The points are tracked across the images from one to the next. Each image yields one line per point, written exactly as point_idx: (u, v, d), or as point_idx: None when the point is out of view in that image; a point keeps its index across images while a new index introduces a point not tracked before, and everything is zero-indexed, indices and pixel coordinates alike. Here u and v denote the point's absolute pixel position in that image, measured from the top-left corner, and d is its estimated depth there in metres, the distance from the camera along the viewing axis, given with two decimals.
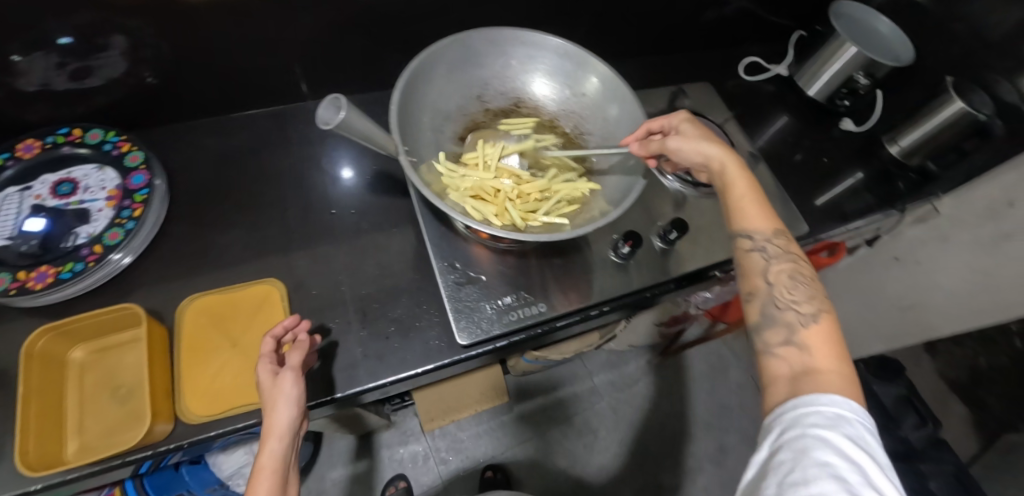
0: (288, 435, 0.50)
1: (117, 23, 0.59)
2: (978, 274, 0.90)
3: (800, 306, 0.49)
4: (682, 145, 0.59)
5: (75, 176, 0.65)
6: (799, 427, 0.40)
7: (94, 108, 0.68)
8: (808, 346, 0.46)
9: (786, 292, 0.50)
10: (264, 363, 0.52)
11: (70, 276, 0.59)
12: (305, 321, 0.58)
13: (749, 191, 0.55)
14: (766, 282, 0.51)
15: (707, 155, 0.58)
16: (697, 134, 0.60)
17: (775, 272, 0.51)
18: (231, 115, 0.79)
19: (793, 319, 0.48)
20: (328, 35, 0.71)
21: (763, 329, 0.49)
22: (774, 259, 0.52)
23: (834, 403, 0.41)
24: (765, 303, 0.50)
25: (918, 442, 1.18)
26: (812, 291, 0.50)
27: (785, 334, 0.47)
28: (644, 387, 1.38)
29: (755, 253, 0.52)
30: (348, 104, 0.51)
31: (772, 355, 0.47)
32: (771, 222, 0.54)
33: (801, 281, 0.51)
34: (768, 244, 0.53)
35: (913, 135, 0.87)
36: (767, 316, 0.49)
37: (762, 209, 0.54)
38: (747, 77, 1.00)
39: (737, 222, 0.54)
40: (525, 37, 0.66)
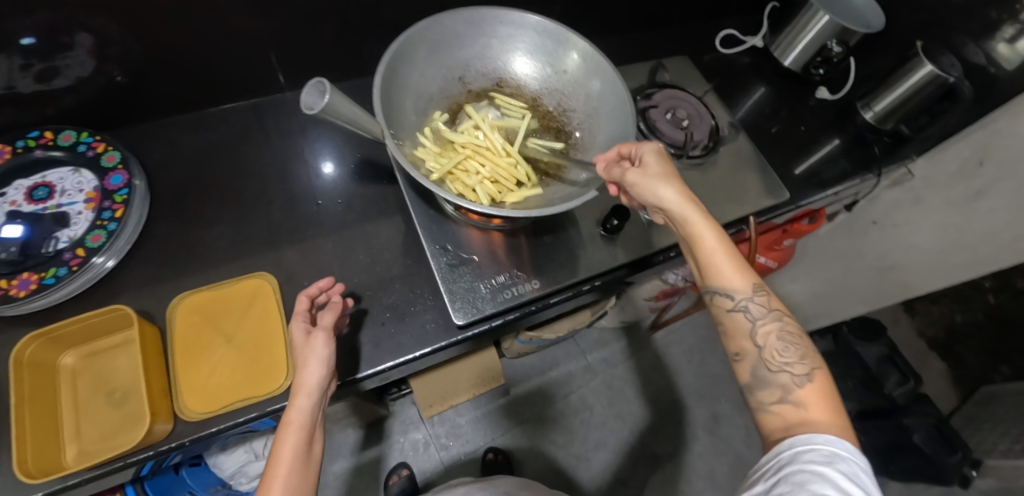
0: (317, 392, 0.53)
1: (83, 21, 0.57)
2: (951, 231, 0.93)
3: (792, 366, 0.49)
4: (646, 186, 0.54)
5: (50, 180, 0.63)
6: (794, 458, 0.43)
7: (64, 109, 0.66)
8: (804, 404, 0.47)
9: (776, 354, 0.50)
10: (298, 320, 0.56)
11: (55, 282, 0.58)
12: (338, 283, 0.60)
13: (723, 246, 0.53)
14: (755, 345, 0.51)
15: (673, 200, 0.54)
16: (666, 170, 0.55)
17: (762, 335, 0.51)
18: (207, 111, 0.77)
19: (787, 381, 0.48)
20: (302, 24, 0.70)
21: (755, 389, 0.50)
22: (759, 320, 0.51)
23: (829, 442, 0.43)
24: (757, 366, 0.50)
25: (901, 399, 1.22)
26: (804, 348, 0.50)
27: (780, 394, 0.48)
28: (637, 363, 1.41)
29: (738, 313, 0.52)
30: (332, 87, 0.50)
31: (768, 412, 0.49)
32: (751, 276, 0.52)
33: (791, 341, 0.50)
34: (750, 302, 0.52)
35: (887, 100, 0.89)
36: (758, 377, 0.50)
37: (738, 264, 0.53)
38: (724, 50, 1.01)
39: (715, 281, 0.53)
40: (504, 16, 0.66)
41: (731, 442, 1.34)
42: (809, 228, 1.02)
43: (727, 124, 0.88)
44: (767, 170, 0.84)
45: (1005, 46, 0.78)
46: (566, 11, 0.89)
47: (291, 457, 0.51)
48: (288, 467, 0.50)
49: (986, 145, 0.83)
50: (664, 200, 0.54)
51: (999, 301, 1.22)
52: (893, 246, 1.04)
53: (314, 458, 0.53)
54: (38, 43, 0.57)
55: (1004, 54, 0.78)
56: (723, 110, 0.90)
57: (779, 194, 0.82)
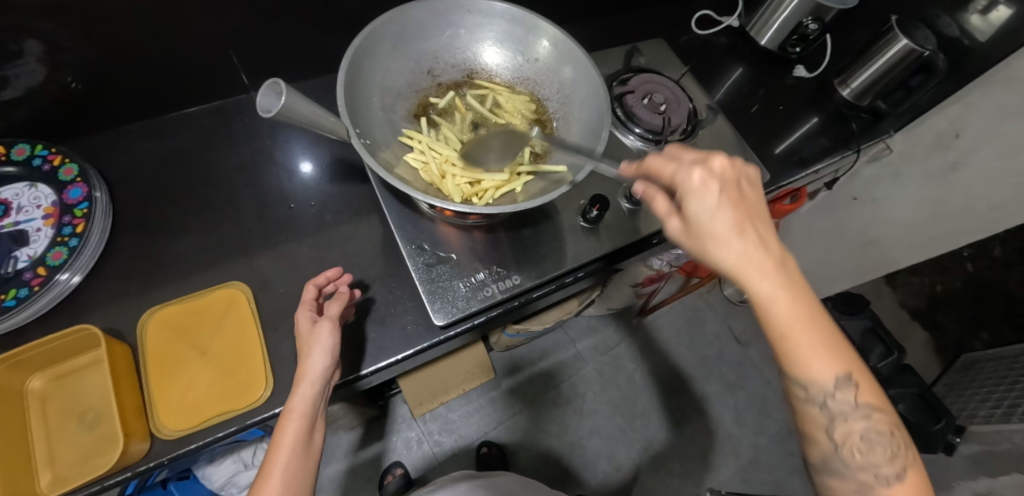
0: (321, 381, 0.51)
1: (28, 28, 0.54)
2: (930, 204, 0.94)
3: (875, 465, 0.44)
4: (700, 250, 0.44)
5: (5, 197, 0.60)
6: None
7: (16, 122, 0.63)
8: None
9: (857, 452, 0.45)
10: (305, 309, 0.54)
11: (15, 304, 0.55)
12: (347, 274, 0.59)
13: (803, 328, 0.43)
14: (830, 439, 0.46)
15: (736, 267, 0.43)
16: (731, 226, 0.43)
17: (841, 430, 0.45)
18: (170, 116, 0.74)
19: (869, 478, 0.44)
20: (263, 20, 0.67)
21: (829, 478, 0.46)
22: (839, 416, 0.45)
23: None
24: (832, 460, 0.46)
25: (885, 370, 1.26)
26: (894, 445, 0.44)
27: (858, 487, 0.44)
28: (627, 348, 1.42)
29: (815, 408, 0.45)
30: (289, 88, 0.48)
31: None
32: (837, 364, 0.43)
33: (876, 439, 0.45)
34: (834, 398, 0.44)
35: (863, 76, 0.88)
36: (832, 468, 0.45)
37: (824, 351, 0.43)
38: (700, 30, 1.00)
39: (789, 370, 0.45)
40: (471, 5, 0.64)
41: (723, 421, 1.36)
42: (791, 207, 1.02)
43: (705, 106, 0.87)
44: (746, 151, 0.83)
45: (978, 18, 0.77)
46: None
47: (291, 445, 0.50)
48: (289, 454, 0.50)
49: (961, 118, 0.83)
50: (722, 264, 0.43)
51: (977, 268, 1.22)
52: (873, 220, 1.05)
53: (315, 447, 0.53)
54: None
55: (976, 25, 0.78)
56: (701, 92, 0.89)
57: (760, 176, 0.81)
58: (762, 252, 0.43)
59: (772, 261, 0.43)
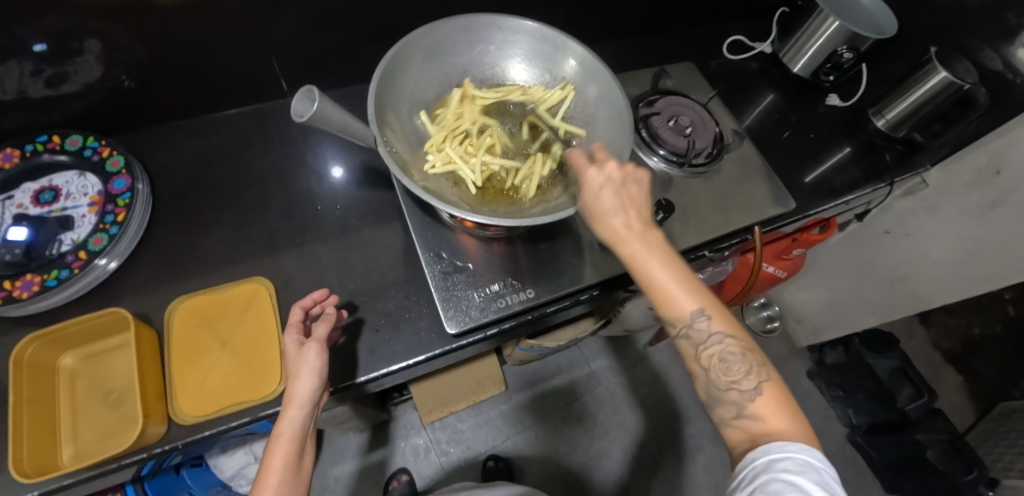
0: (309, 403, 0.52)
1: (90, 27, 0.59)
2: (965, 240, 0.91)
3: (741, 385, 0.45)
4: (589, 219, 0.50)
5: (56, 184, 0.64)
6: (773, 470, 0.40)
7: (71, 114, 0.68)
8: (762, 416, 0.44)
9: (723, 375, 0.46)
10: (291, 332, 0.55)
11: (57, 284, 0.58)
12: (334, 295, 0.60)
13: (663, 275, 0.46)
14: (701, 368, 0.47)
15: (611, 235, 0.48)
16: (611, 203, 0.48)
17: (708, 359, 0.47)
18: (210, 116, 0.78)
19: (737, 397, 0.45)
20: (303, 30, 0.71)
21: (713, 406, 0.47)
22: (704, 346, 0.46)
23: (801, 450, 0.41)
24: (709, 386, 0.47)
25: (915, 414, 1.20)
26: (751, 362, 0.46)
27: (737, 410, 0.45)
28: (643, 371, 1.39)
29: (684, 343, 0.47)
30: (321, 95, 0.51)
31: (728, 427, 0.46)
32: (696, 299, 0.46)
33: (738, 361, 0.46)
34: (696, 328, 0.46)
35: (898, 107, 0.86)
36: (712, 397, 0.47)
37: (682, 288, 0.47)
38: (731, 56, 1.00)
39: (659, 310, 0.48)
40: (501, 22, 0.66)
41: None
42: (819, 237, 1.00)
43: (732, 131, 0.86)
44: (774, 177, 0.82)
45: None
46: (569, 16, 0.89)
47: (280, 469, 0.50)
48: (279, 477, 0.50)
49: (1001, 154, 0.81)
50: (602, 237, 0.49)
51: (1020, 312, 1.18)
52: (906, 256, 1.02)
53: (304, 470, 0.53)
54: (48, 49, 0.59)
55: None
56: (729, 117, 0.89)
57: (786, 203, 0.80)
58: (632, 223, 0.48)
59: (638, 228, 0.48)
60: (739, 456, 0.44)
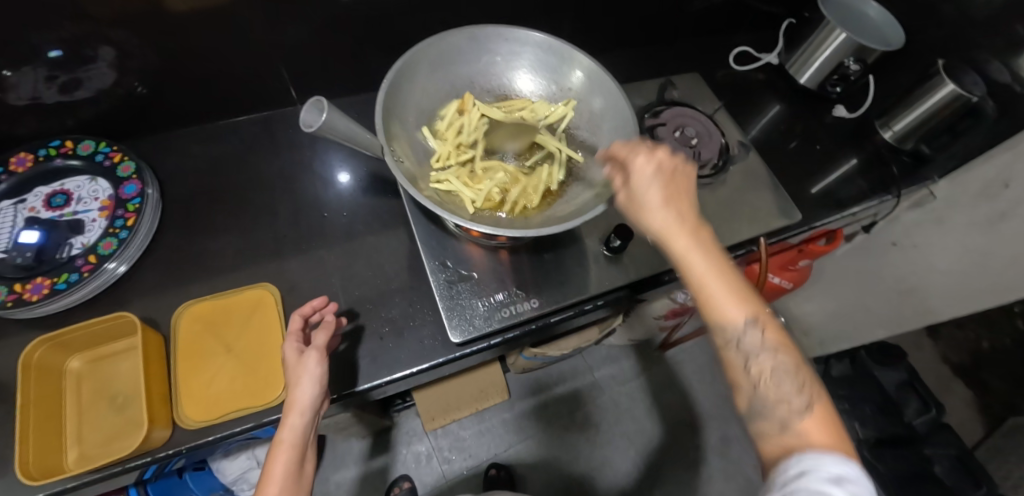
0: (310, 411, 0.52)
1: (104, 34, 0.60)
2: (973, 253, 0.88)
3: (788, 399, 0.42)
4: (634, 214, 0.50)
5: (68, 188, 0.65)
6: (808, 479, 0.37)
7: (84, 120, 0.69)
8: (807, 435, 0.40)
9: (770, 387, 0.43)
10: (291, 340, 0.55)
11: (66, 287, 0.59)
12: (332, 303, 0.60)
13: (713, 273, 0.46)
14: (747, 379, 0.45)
15: (659, 229, 0.48)
16: (659, 196, 0.49)
17: (755, 369, 0.44)
18: (220, 122, 0.79)
19: (785, 412, 0.42)
20: (312, 38, 0.71)
21: (755, 423, 0.43)
22: (751, 354, 0.44)
23: (839, 463, 0.38)
24: (751, 397, 0.44)
25: (922, 428, 1.20)
26: (801, 378, 0.44)
27: (780, 426, 0.41)
28: (647, 380, 1.38)
29: (730, 349, 0.45)
30: (330, 106, 0.52)
31: (770, 447, 0.42)
32: (744, 304, 0.45)
33: (786, 375, 0.44)
34: (746, 335, 0.44)
35: (906, 120, 0.87)
36: (755, 410, 0.43)
37: (731, 291, 0.45)
38: (738, 66, 1.00)
39: (706, 313, 0.46)
40: (508, 33, 0.66)
41: (743, 466, 1.30)
42: (825, 248, 0.99)
43: (737, 142, 0.87)
44: (780, 189, 0.82)
45: None
46: (576, 27, 0.90)
47: (281, 477, 0.50)
48: (280, 485, 0.50)
49: (1010, 167, 0.79)
50: (649, 231, 0.49)
51: None
52: (914, 268, 1.00)
53: (305, 478, 0.53)
54: (64, 55, 0.60)
55: None
56: (735, 128, 0.89)
57: (792, 215, 0.80)
58: (683, 218, 0.48)
59: (686, 225, 0.48)
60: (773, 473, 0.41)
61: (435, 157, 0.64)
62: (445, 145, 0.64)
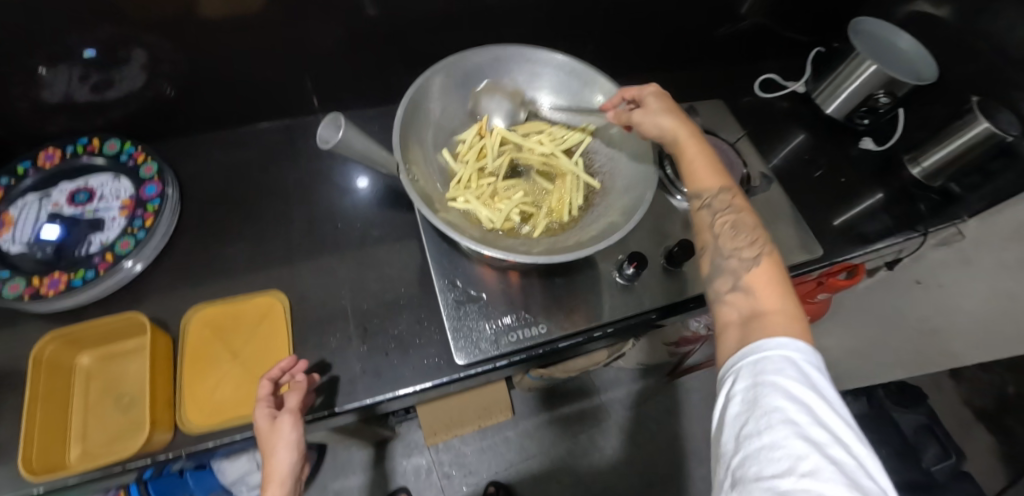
0: (289, 480, 0.51)
1: (137, 37, 0.61)
2: (1001, 296, 0.83)
3: (742, 253, 0.50)
4: (641, 121, 0.59)
5: (91, 186, 0.67)
6: (754, 377, 0.42)
7: (112, 120, 0.71)
8: (754, 289, 0.47)
9: (730, 241, 0.51)
10: (262, 407, 0.53)
11: (81, 284, 0.60)
12: (303, 361, 0.56)
13: (697, 152, 0.56)
14: (713, 236, 0.53)
15: (659, 131, 0.58)
16: (657, 103, 0.59)
17: (719, 226, 0.52)
18: (243, 128, 0.80)
19: (737, 264, 0.49)
20: (337, 50, 0.72)
21: (714, 279, 0.50)
22: (719, 214, 0.53)
23: (780, 346, 0.42)
24: (714, 254, 0.52)
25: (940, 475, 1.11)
26: (756, 237, 0.51)
27: (733, 278, 0.49)
28: (654, 405, 1.35)
29: (703, 210, 0.54)
30: (348, 123, 0.53)
31: (722, 302, 0.48)
32: (719, 179, 0.54)
33: (744, 230, 0.51)
34: (715, 200, 0.54)
35: (935, 156, 0.84)
36: (715, 262, 0.51)
37: (710, 168, 0.55)
38: (762, 94, 0.99)
39: (690, 185, 0.56)
40: (530, 54, 0.66)
41: None
42: (845, 283, 0.96)
43: (759, 173, 0.86)
44: (801, 224, 0.80)
45: None
46: (600, 49, 0.89)
47: None
48: None
49: None
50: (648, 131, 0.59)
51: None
52: (940, 310, 0.96)
53: None
54: (98, 55, 0.62)
55: None
56: (757, 158, 0.87)
57: (814, 250, 0.78)
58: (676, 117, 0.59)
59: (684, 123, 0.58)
60: (728, 344, 0.46)
61: (455, 182, 0.64)
62: (464, 170, 0.65)
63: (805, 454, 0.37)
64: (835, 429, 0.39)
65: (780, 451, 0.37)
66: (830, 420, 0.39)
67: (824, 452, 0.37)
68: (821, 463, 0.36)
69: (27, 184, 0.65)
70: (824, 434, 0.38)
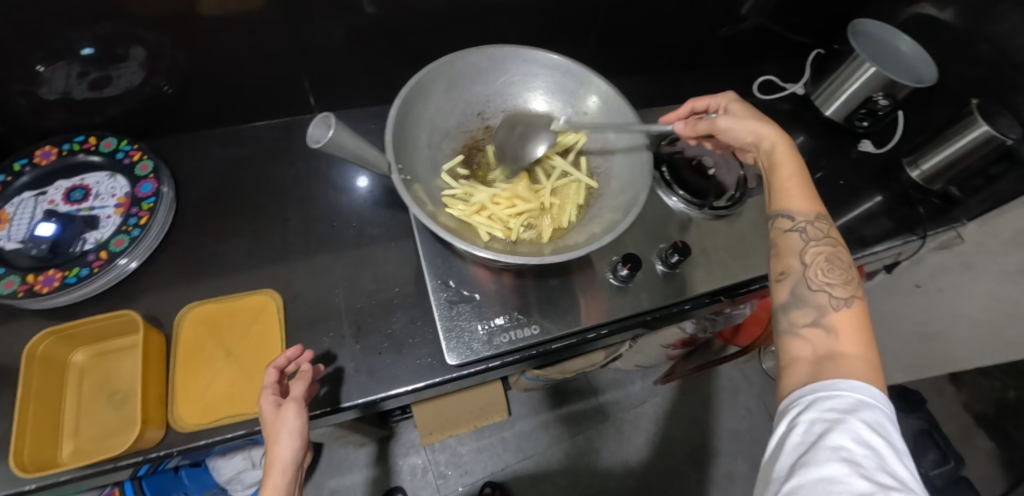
0: (292, 468, 0.50)
1: (136, 35, 0.61)
2: (1003, 303, 0.85)
3: (832, 290, 0.48)
4: (731, 125, 0.59)
5: (87, 183, 0.67)
6: (822, 411, 0.39)
7: (110, 117, 0.71)
8: (838, 329, 0.45)
9: (820, 274, 0.49)
10: (267, 395, 0.52)
11: (76, 281, 0.60)
12: (308, 351, 0.57)
13: (793, 172, 0.54)
14: (801, 263, 0.50)
15: (752, 136, 0.58)
16: (755, 113, 0.59)
17: (810, 255, 0.50)
18: (241, 126, 0.80)
19: (825, 300, 0.47)
20: (335, 49, 0.72)
21: (789, 308, 0.48)
22: (812, 242, 0.51)
23: (855, 388, 0.40)
24: (797, 283, 0.49)
25: (938, 480, 1.09)
26: (848, 276, 0.49)
27: (815, 314, 0.46)
28: (652, 407, 1.35)
29: (793, 234, 0.51)
30: (339, 123, 0.52)
31: (797, 335, 0.46)
32: (814, 207, 0.52)
33: (837, 266, 0.50)
34: (809, 226, 0.51)
35: (935, 158, 0.83)
36: (798, 290, 0.48)
37: (807, 194, 0.53)
38: (762, 95, 0.98)
39: (777, 203, 0.54)
40: (525, 55, 0.66)
41: None
42: None
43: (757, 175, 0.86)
44: None
45: None
46: (600, 50, 0.89)
47: None
48: None
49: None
50: (741, 136, 0.59)
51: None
52: (939, 314, 0.98)
53: None
54: (96, 53, 0.62)
55: None
56: None
57: None
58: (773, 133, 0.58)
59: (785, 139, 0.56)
60: (796, 381, 0.43)
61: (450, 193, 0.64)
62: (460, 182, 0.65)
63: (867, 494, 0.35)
64: (901, 479, 0.36)
65: (840, 486, 0.35)
66: (897, 471, 0.37)
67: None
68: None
69: (23, 181, 0.65)
70: (889, 481, 0.36)
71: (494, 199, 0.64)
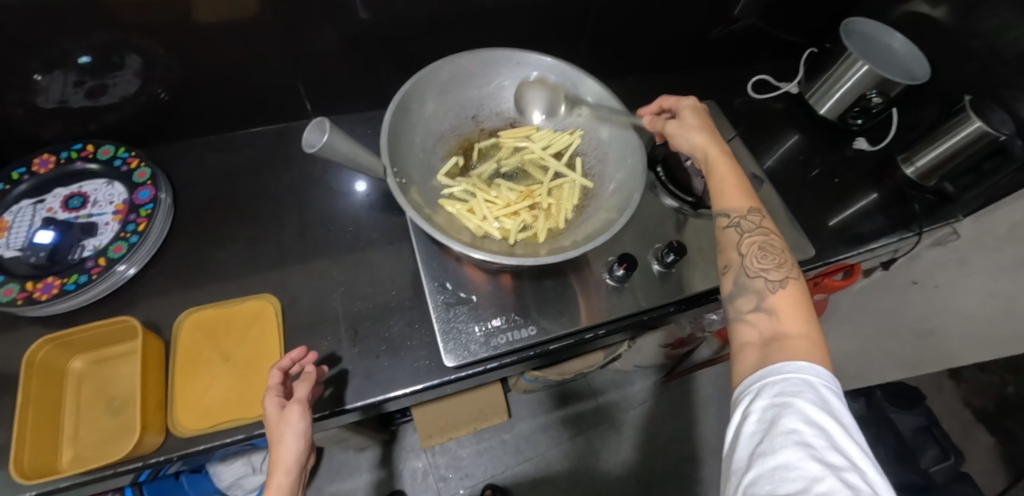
0: (296, 468, 0.50)
1: (132, 43, 0.62)
2: (1000, 298, 0.83)
3: (767, 276, 0.50)
4: (677, 133, 0.61)
5: (85, 191, 0.67)
6: (774, 397, 0.41)
7: (106, 125, 0.71)
8: (777, 311, 0.47)
9: (756, 261, 0.51)
10: (271, 396, 0.52)
11: (74, 288, 0.60)
12: (311, 352, 0.57)
13: (727, 169, 0.57)
14: (740, 254, 0.52)
15: (692, 146, 0.59)
16: (694, 122, 0.61)
17: (745, 246, 0.52)
18: (237, 132, 0.81)
19: (762, 285, 0.49)
20: (331, 54, 0.73)
21: (735, 298, 0.50)
22: (747, 234, 0.52)
23: (799, 369, 0.42)
24: (738, 273, 0.51)
25: (938, 477, 1.10)
26: (783, 259, 0.51)
27: (756, 300, 0.48)
28: (652, 407, 1.35)
29: (730, 229, 0.53)
30: (333, 127, 0.52)
31: (743, 321, 0.48)
32: (748, 200, 0.54)
33: (772, 252, 0.51)
34: (743, 220, 0.53)
35: (928, 155, 0.83)
36: (738, 280, 0.50)
37: (739, 188, 0.55)
38: (756, 95, 0.99)
39: (717, 201, 0.55)
40: (517, 58, 0.67)
41: None
42: (841, 283, 0.96)
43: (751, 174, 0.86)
44: (792, 224, 0.80)
45: None
46: (594, 52, 0.90)
47: None
48: None
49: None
50: (683, 146, 0.60)
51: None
52: (937, 309, 0.95)
53: None
54: (93, 61, 0.62)
55: None
56: (750, 159, 0.88)
57: (806, 250, 0.77)
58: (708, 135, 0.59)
59: (716, 144, 0.58)
60: (745, 366, 0.45)
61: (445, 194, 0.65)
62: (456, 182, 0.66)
63: (820, 477, 0.36)
64: (851, 454, 0.38)
65: (794, 472, 0.37)
66: (847, 448, 0.38)
67: (840, 476, 0.36)
68: (838, 486, 0.35)
69: (21, 189, 0.66)
70: (840, 459, 0.37)
71: (491, 200, 0.65)
